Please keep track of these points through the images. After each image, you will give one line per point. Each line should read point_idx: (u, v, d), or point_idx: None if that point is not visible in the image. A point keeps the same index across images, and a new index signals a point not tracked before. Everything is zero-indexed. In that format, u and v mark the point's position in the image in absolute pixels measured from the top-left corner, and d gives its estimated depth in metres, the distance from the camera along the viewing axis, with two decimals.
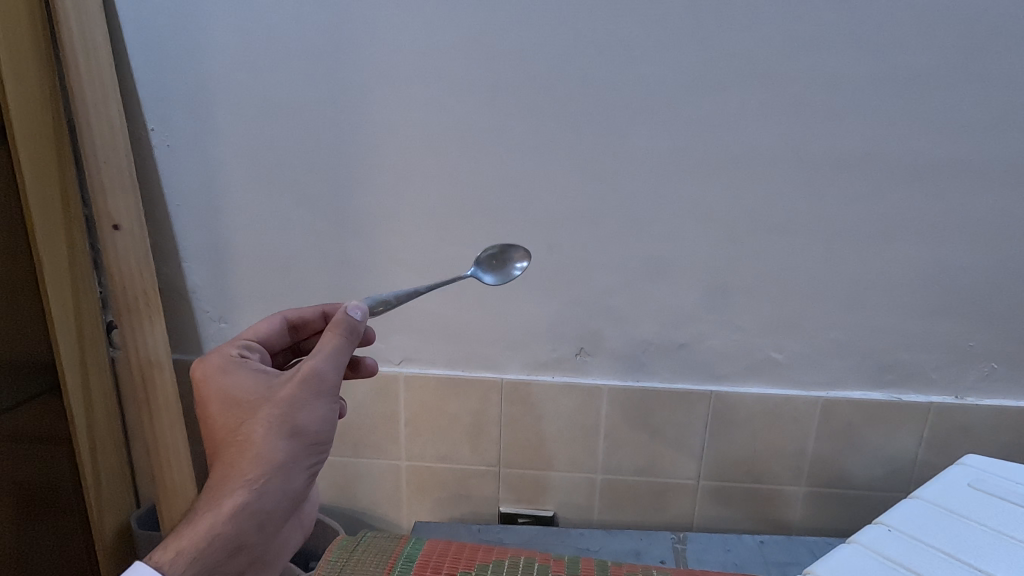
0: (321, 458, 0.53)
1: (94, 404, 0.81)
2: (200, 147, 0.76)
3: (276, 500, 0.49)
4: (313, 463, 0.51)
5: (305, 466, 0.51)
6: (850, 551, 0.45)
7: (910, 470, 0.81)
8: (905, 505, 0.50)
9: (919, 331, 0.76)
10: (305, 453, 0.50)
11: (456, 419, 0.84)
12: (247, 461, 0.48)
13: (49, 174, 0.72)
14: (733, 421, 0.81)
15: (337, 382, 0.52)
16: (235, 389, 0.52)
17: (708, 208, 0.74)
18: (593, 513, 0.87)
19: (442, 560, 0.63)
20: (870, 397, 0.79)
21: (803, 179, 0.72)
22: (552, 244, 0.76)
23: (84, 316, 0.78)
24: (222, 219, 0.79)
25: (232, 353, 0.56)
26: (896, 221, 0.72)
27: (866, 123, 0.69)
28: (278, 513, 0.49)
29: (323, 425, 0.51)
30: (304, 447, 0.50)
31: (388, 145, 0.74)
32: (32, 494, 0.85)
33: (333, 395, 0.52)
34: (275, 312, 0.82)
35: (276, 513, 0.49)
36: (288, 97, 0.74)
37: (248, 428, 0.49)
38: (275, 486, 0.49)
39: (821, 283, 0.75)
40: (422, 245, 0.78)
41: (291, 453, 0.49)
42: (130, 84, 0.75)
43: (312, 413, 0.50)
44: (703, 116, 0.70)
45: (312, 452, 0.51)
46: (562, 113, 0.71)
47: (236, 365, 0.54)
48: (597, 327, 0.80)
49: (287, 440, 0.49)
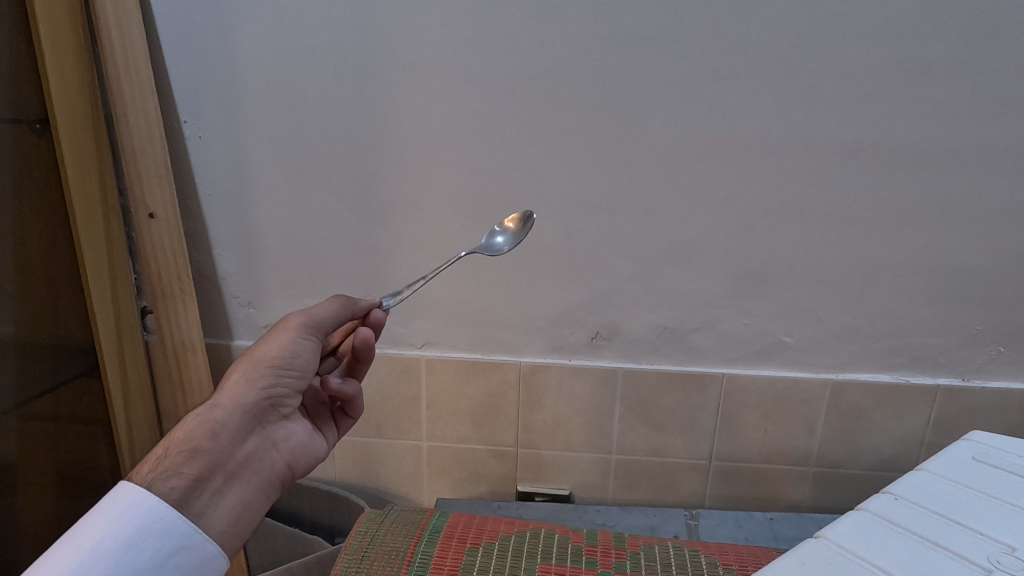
0: (281, 387, 0.56)
1: (130, 385, 0.85)
2: (231, 138, 0.79)
3: (229, 414, 0.53)
4: (272, 383, 0.55)
5: (261, 386, 0.55)
6: (859, 517, 0.48)
7: (918, 450, 0.83)
8: (913, 475, 0.52)
9: (928, 314, 0.79)
10: (260, 371, 0.55)
11: (476, 401, 0.87)
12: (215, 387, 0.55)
13: (89, 166, 0.76)
14: (745, 402, 0.83)
15: (297, 320, 0.57)
16: None
17: (721, 196, 0.76)
18: (608, 492, 0.90)
19: (466, 531, 0.67)
20: (879, 379, 0.81)
21: (814, 166, 0.74)
22: (569, 231, 0.79)
23: (122, 301, 0.82)
24: (252, 207, 0.82)
25: None
26: (905, 207, 0.74)
27: (877, 111, 0.71)
28: (238, 424, 0.53)
29: (279, 352, 0.56)
30: (259, 371, 0.55)
31: (411, 135, 0.77)
32: (75, 470, 0.90)
33: (292, 327, 0.57)
34: (301, 297, 0.85)
35: (234, 425, 0.53)
36: (316, 90, 0.76)
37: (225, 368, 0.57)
38: (233, 400, 0.53)
39: (831, 268, 0.78)
40: (443, 232, 0.81)
41: (247, 372, 0.54)
42: (165, 78, 0.78)
43: (269, 341, 0.56)
44: (717, 106, 0.72)
45: (269, 372, 0.55)
46: (580, 104, 0.74)
47: None
48: (613, 312, 0.82)
49: (244, 365, 0.55)
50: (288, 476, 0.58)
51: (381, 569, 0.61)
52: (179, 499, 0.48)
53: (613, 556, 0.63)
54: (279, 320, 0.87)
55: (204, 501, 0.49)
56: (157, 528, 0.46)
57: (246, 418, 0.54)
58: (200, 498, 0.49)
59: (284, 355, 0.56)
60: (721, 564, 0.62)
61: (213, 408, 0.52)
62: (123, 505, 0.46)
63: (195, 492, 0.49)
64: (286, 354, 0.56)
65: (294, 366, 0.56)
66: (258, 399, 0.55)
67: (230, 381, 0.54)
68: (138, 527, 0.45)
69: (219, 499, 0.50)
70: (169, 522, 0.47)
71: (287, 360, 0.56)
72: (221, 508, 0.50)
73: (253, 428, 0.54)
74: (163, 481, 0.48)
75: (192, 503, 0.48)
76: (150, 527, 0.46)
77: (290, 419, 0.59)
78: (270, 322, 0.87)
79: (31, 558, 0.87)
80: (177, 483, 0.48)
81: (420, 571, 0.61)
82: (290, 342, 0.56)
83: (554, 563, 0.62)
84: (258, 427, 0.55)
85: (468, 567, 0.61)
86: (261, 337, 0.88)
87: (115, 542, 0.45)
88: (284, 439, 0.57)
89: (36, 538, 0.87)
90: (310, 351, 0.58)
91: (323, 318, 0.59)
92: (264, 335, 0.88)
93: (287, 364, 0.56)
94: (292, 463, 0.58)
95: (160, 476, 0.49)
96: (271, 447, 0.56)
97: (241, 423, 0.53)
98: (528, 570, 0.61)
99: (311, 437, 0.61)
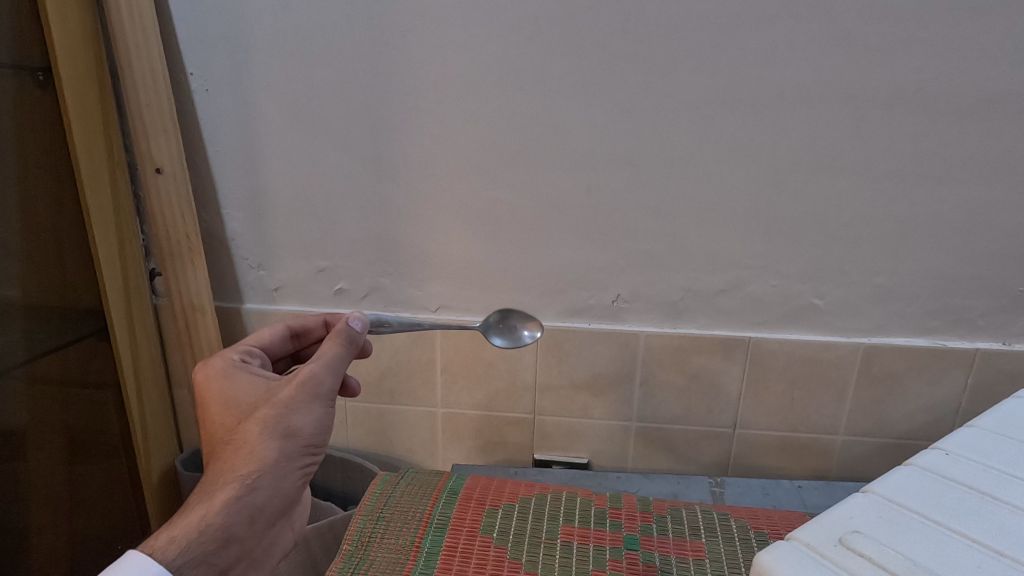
0: (312, 464, 0.52)
1: (139, 348, 0.83)
2: (239, 91, 0.76)
3: (264, 498, 0.49)
4: (306, 464, 0.52)
5: (297, 467, 0.51)
6: (908, 473, 0.45)
7: (953, 418, 0.80)
8: (963, 432, 0.49)
9: (968, 274, 0.75)
10: (300, 453, 0.51)
11: (492, 366, 0.85)
12: (242, 456, 0.48)
13: (94, 118, 0.74)
14: (771, 367, 0.80)
15: (329, 389, 0.53)
16: (236, 393, 0.53)
17: (752, 148, 0.72)
18: (627, 461, 0.87)
19: (486, 493, 0.64)
20: (914, 343, 0.78)
21: (851, 115, 0.70)
22: (591, 187, 0.76)
23: (129, 261, 0.80)
24: (261, 164, 0.79)
25: (241, 361, 0.56)
26: (949, 159, 0.70)
27: (922, 54, 0.67)
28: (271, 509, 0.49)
29: (317, 431, 0.51)
30: (295, 448, 0.50)
31: (426, 86, 0.74)
32: (84, 438, 0.88)
33: (329, 400, 0.53)
34: (313, 259, 0.83)
35: (268, 510, 0.49)
36: (326, 38, 0.73)
37: (245, 426, 0.50)
38: (270, 483, 0.49)
39: (866, 226, 0.74)
40: (459, 189, 0.78)
41: (284, 451, 0.49)
42: (169, 26, 0.75)
43: (308, 415, 0.51)
44: (749, 51, 0.68)
45: (305, 453, 0.51)
46: (604, 50, 0.70)
47: (245, 374, 0.54)
48: (636, 273, 0.79)
49: (280, 440, 0.49)
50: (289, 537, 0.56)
51: (398, 529, 0.59)
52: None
53: (639, 519, 0.61)
54: (290, 283, 0.85)
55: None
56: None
57: (280, 503, 0.50)
58: None
59: (320, 434, 0.52)
60: (752, 528, 0.60)
61: (251, 490, 0.48)
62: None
63: None
64: (324, 432, 0.52)
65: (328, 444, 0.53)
66: (293, 481, 0.51)
67: (268, 458, 0.49)
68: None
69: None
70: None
71: (322, 439, 0.52)
72: None
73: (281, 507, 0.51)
74: (191, 570, 0.44)
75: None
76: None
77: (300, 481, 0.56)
78: (281, 285, 0.85)
79: (43, 522, 0.86)
80: (211, 572, 0.45)
81: (438, 531, 0.59)
82: (326, 420, 0.52)
83: (577, 526, 0.60)
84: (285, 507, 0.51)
85: (488, 529, 0.59)
86: (272, 300, 0.86)
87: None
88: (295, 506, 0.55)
89: (48, 503, 0.87)
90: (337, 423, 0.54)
91: None
92: (275, 299, 0.86)
93: (321, 441, 0.52)
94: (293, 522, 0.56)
95: (190, 564, 0.44)
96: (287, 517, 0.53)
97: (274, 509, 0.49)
98: (550, 531, 0.59)
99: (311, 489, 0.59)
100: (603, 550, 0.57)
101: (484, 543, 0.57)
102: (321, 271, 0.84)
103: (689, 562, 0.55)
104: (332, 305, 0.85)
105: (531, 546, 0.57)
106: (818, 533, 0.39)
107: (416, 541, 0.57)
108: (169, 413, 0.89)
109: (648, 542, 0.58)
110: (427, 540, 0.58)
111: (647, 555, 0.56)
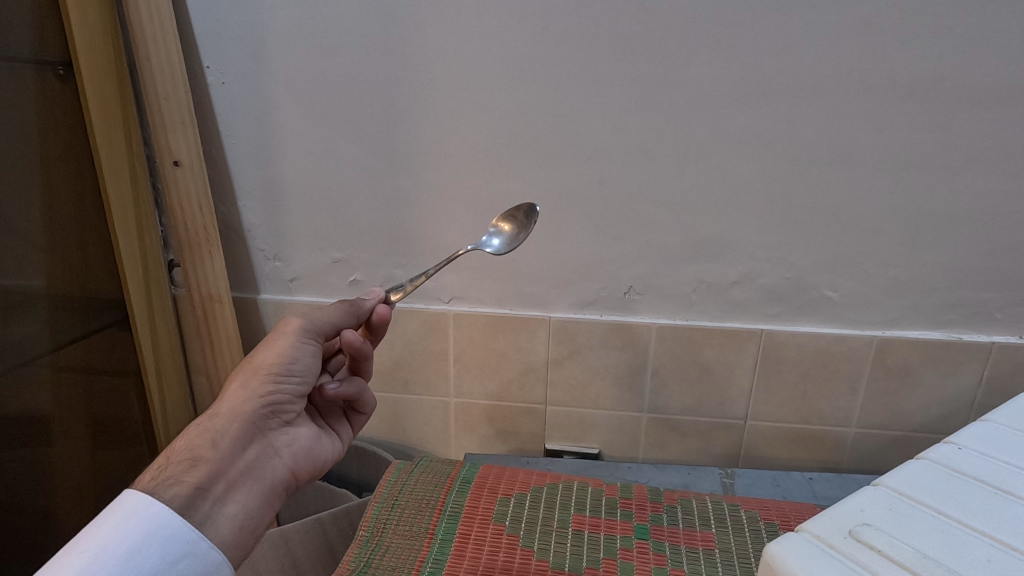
0: (281, 393, 0.54)
1: (158, 337, 0.85)
2: (254, 83, 0.77)
3: (230, 422, 0.51)
4: (272, 392, 0.53)
5: (261, 394, 0.53)
6: (919, 466, 0.45)
7: (968, 412, 0.79)
8: (976, 425, 0.49)
9: (984, 267, 0.74)
10: (258, 378, 0.53)
11: (504, 357, 0.86)
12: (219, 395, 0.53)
13: (114, 111, 0.75)
14: (784, 360, 0.80)
15: (296, 326, 0.56)
16: None
17: (766, 139, 0.71)
18: (638, 451, 0.88)
19: (498, 481, 0.65)
20: (929, 336, 0.77)
21: (868, 106, 0.69)
22: (604, 179, 0.76)
23: (148, 252, 0.82)
24: (277, 156, 0.80)
25: None
26: (969, 151, 0.69)
27: (942, 44, 0.66)
28: (238, 432, 0.51)
29: (276, 358, 0.53)
30: (258, 377, 0.53)
31: (439, 78, 0.74)
32: (107, 424, 0.91)
33: (292, 333, 0.55)
34: (328, 250, 0.84)
35: (235, 434, 0.50)
36: (340, 30, 0.73)
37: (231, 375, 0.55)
38: (233, 408, 0.51)
39: (882, 217, 0.73)
40: (472, 181, 0.78)
41: (246, 381, 0.53)
42: (186, 20, 0.76)
43: (269, 348, 0.54)
44: (764, 41, 0.68)
45: (269, 380, 0.53)
46: (617, 41, 0.70)
47: None
48: (648, 265, 0.79)
49: (245, 373, 0.53)
50: (293, 481, 0.55)
51: (413, 516, 0.60)
52: (181, 507, 0.46)
53: (649, 509, 0.62)
54: (304, 273, 0.86)
55: (206, 510, 0.47)
56: (161, 534, 0.44)
57: (246, 426, 0.51)
58: (200, 507, 0.47)
59: (281, 362, 0.54)
60: (761, 519, 0.60)
61: (212, 418, 0.51)
62: (124, 514, 0.45)
63: (196, 502, 0.47)
64: (284, 361, 0.54)
65: (294, 373, 0.54)
66: (259, 407, 0.52)
67: (229, 391, 0.52)
68: (144, 532, 0.44)
69: (219, 509, 0.48)
70: (172, 529, 0.45)
71: (286, 366, 0.54)
72: (223, 516, 0.48)
73: (255, 435, 0.52)
74: (164, 489, 0.47)
75: (194, 511, 0.47)
76: (155, 532, 0.44)
77: (295, 426, 0.56)
78: (296, 276, 0.86)
79: (70, 506, 0.89)
80: (180, 492, 0.47)
81: (452, 519, 0.60)
82: (287, 349, 0.54)
83: (588, 515, 0.61)
84: (259, 435, 0.52)
85: (501, 517, 0.60)
86: (287, 291, 0.87)
87: (119, 548, 0.43)
88: (286, 444, 0.55)
89: (74, 487, 0.89)
90: (309, 357, 0.55)
91: (322, 322, 0.57)
92: (290, 289, 0.87)
93: (285, 371, 0.54)
94: (298, 468, 0.56)
95: (162, 484, 0.47)
96: (274, 452, 0.53)
97: (241, 431, 0.51)
98: (562, 520, 0.60)
99: (317, 440, 0.58)
100: (614, 540, 0.57)
101: (497, 530, 0.58)
102: (336, 262, 0.85)
103: (698, 552, 0.56)
104: (347, 296, 0.86)
105: (543, 534, 0.58)
106: (828, 525, 0.40)
107: (431, 528, 0.59)
108: (188, 401, 0.92)
109: (659, 532, 0.58)
110: (441, 527, 0.59)
111: (657, 544, 0.57)
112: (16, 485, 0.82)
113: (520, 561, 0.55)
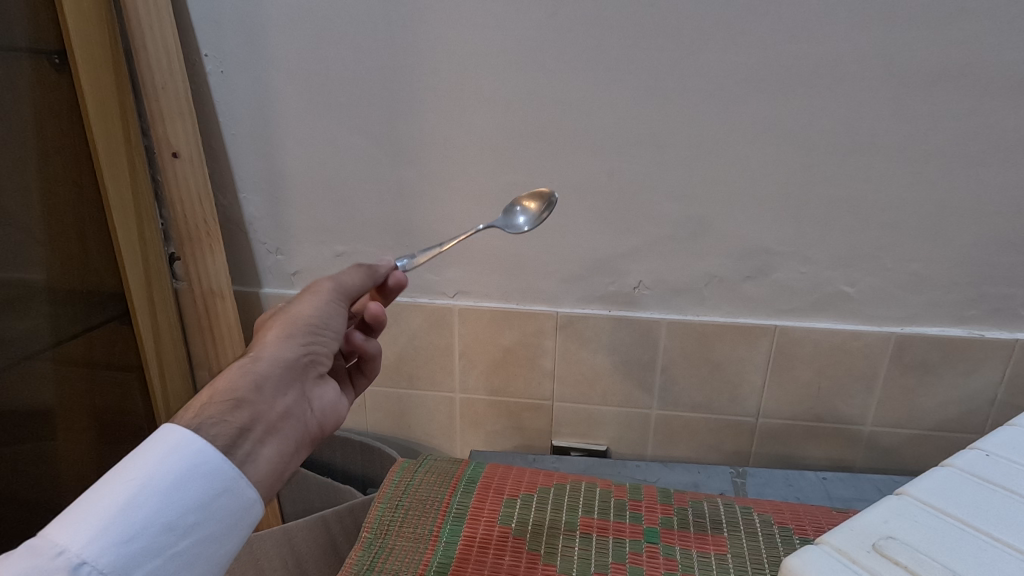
0: (321, 346, 0.50)
1: (160, 330, 0.85)
2: (254, 73, 0.75)
3: (271, 369, 0.46)
4: (313, 344, 0.49)
5: (302, 344, 0.49)
6: (945, 474, 0.43)
7: (988, 411, 0.77)
8: (1004, 431, 0.47)
9: (1009, 262, 0.71)
10: (299, 329, 0.49)
11: (510, 352, 0.84)
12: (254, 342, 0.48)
13: (110, 100, 0.73)
14: (797, 356, 0.78)
15: (333, 283, 0.52)
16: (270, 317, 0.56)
17: (783, 130, 0.69)
18: (647, 448, 0.86)
19: (504, 482, 0.64)
20: (949, 333, 0.75)
21: (889, 94, 0.66)
22: (613, 171, 0.73)
23: (148, 245, 0.81)
24: (278, 147, 0.78)
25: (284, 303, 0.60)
26: (996, 141, 0.66)
27: (971, 28, 0.62)
28: (280, 379, 0.46)
29: (317, 311, 0.50)
30: (299, 327, 0.49)
31: (443, 66, 0.72)
32: (111, 417, 0.90)
33: (329, 291, 0.52)
34: (330, 243, 0.82)
35: (276, 383, 0.46)
36: (341, 16, 0.71)
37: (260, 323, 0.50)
38: (274, 355, 0.47)
39: (902, 210, 0.70)
40: (477, 172, 0.76)
41: (288, 329, 0.48)
42: (183, 7, 0.73)
43: (308, 302, 0.50)
44: (782, 26, 0.65)
45: (310, 331, 0.49)
46: (628, 27, 0.67)
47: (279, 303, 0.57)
48: (658, 258, 0.77)
49: (284, 324, 0.48)
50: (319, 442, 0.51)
51: (417, 518, 0.59)
52: (225, 445, 0.42)
53: (659, 512, 0.60)
54: (307, 267, 0.84)
55: (246, 454, 0.43)
56: (204, 469, 0.41)
57: (288, 373, 0.47)
58: (241, 450, 0.43)
59: (322, 315, 0.50)
60: (776, 522, 0.58)
61: (254, 361, 0.46)
62: (170, 443, 0.40)
63: (238, 445, 0.43)
64: (322, 316, 0.50)
65: (330, 329, 0.51)
66: (298, 359, 0.48)
67: (268, 337, 0.48)
68: (189, 465, 0.40)
69: (257, 456, 0.44)
70: (216, 466, 0.41)
71: (325, 321, 0.50)
72: (262, 463, 0.44)
73: (294, 387, 0.48)
74: (207, 427, 0.42)
75: (236, 452, 0.42)
76: (199, 467, 0.40)
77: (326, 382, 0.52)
78: (299, 270, 0.85)
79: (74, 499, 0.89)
80: (222, 433, 0.42)
81: (456, 521, 0.58)
82: (326, 305, 0.51)
83: (596, 518, 0.59)
84: (297, 387, 0.48)
85: (507, 520, 0.59)
86: (290, 284, 0.86)
87: (163, 479, 0.39)
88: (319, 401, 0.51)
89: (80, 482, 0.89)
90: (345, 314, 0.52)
91: (356, 284, 0.54)
92: (293, 283, 0.85)
93: (325, 323, 0.50)
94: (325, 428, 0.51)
95: (204, 422, 0.42)
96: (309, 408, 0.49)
97: (284, 378, 0.47)
98: (569, 523, 0.58)
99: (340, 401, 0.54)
100: (622, 543, 0.56)
101: (502, 534, 0.57)
102: (339, 256, 0.83)
103: (710, 557, 0.54)
104: None
105: (549, 537, 0.57)
106: (850, 537, 0.38)
107: (436, 530, 0.57)
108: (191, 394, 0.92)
109: (669, 536, 0.57)
110: (446, 529, 0.58)
111: (667, 549, 0.55)
112: (19, 477, 0.82)
113: (527, 565, 0.54)
